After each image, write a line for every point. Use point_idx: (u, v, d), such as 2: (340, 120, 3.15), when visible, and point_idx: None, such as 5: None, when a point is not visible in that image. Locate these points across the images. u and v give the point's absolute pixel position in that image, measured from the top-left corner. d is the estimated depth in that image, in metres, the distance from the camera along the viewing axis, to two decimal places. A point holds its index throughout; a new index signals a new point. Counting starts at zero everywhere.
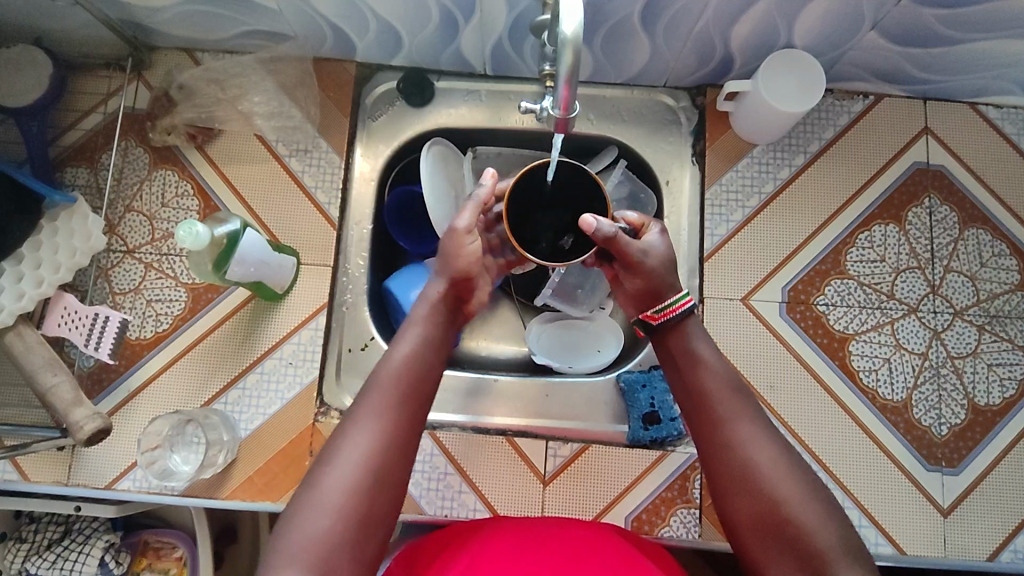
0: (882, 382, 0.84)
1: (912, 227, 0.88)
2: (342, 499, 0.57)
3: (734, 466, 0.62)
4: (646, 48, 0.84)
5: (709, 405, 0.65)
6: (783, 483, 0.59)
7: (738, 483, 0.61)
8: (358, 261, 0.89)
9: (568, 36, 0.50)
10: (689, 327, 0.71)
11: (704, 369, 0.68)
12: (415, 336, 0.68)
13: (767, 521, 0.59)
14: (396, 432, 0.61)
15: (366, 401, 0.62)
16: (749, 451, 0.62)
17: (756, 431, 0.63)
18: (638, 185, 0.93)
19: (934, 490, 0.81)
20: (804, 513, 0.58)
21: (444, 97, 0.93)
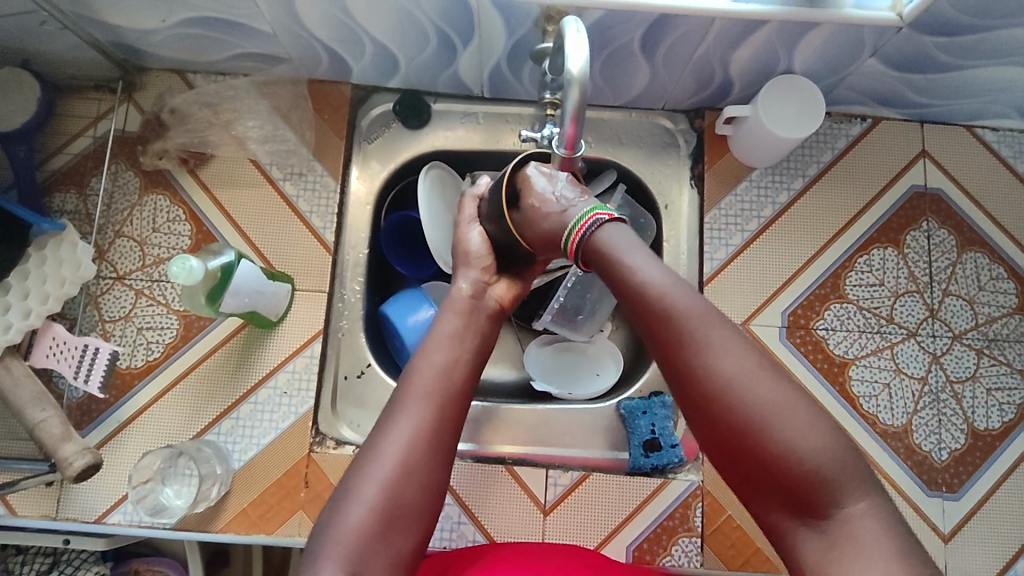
0: (882, 407, 0.84)
1: (910, 250, 0.88)
2: (377, 494, 0.54)
3: (704, 386, 0.52)
4: (645, 73, 0.83)
5: (662, 317, 0.54)
6: (759, 400, 0.50)
7: (709, 408, 0.51)
8: (354, 287, 0.88)
9: (574, 75, 0.49)
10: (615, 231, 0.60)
11: (640, 280, 0.56)
12: (451, 326, 0.67)
13: (742, 447, 0.50)
14: (434, 422, 0.59)
15: (405, 389, 0.60)
16: (718, 368, 0.51)
17: (719, 341, 0.52)
18: (637, 210, 0.92)
19: (934, 516, 0.81)
20: (786, 435, 0.49)
21: (441, 120, 0.92)
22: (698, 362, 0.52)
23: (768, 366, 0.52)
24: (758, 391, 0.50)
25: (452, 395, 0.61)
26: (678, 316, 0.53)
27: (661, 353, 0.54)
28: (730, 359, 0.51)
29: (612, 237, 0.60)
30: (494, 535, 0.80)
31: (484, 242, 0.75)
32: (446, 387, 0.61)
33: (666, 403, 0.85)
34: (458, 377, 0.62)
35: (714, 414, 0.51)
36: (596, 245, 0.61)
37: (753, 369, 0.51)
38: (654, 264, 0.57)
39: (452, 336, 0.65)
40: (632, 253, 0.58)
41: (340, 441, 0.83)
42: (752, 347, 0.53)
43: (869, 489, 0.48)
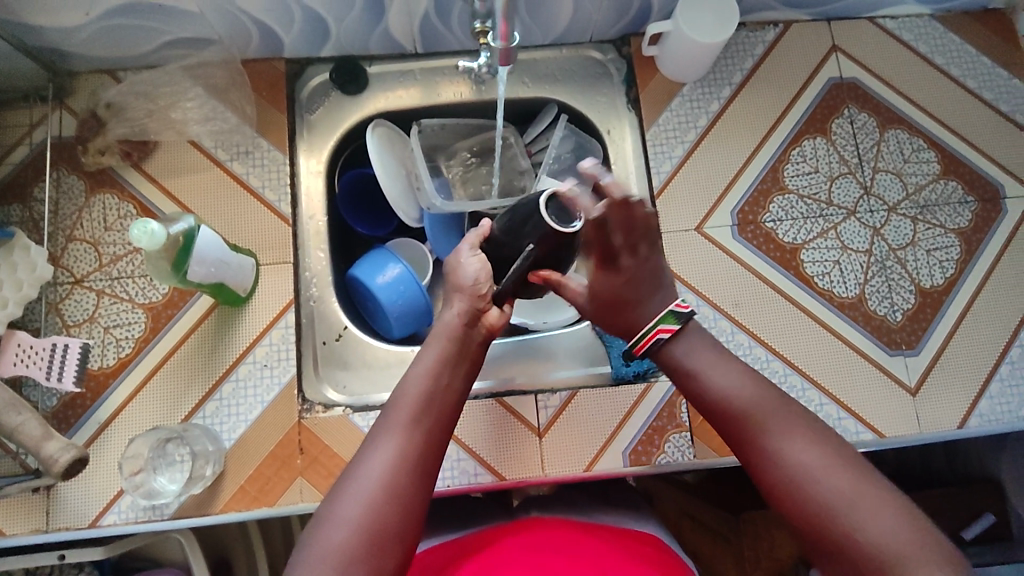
0: (836, 282, 0.89)
1: (837, 136, 0.93)
2: (359, 512, 0.55)
3: (781, 474, 0.56)
4: (566, 5, 0.87)
5: (731, 414, 0.59)
6: (827, 495, 0.53)
7: (781, 501, 0.55)
8: (317, 254, 0.89)
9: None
10: (678, 342, 0.64)
11: (701, 369, 0.62)
12: (441, 347, 0.66)
13: (813, 528, 0.54)
14: (423, 444, 0.60)
15: (391, 416, 0.61)
16: (786, 457, 0.56)
17: (776, 427, 0.57)
18: (582, 137, 0.95)
19: (899, 372, 0.87)
20: (859, 522, 0.52)
21: (380, 82, 0.94)
22: (761, 453, 0.57)
23: (841, 459, 0.55)
24: (828, 476, 0.54)
25: (440, 420, 0.62)
26: (745, 408, 0.59)
27: (741, 448, 0.59)
28: (798, 450, 0.55)
29: (683, 345, 0.64)
30: (496, 467, 0.82)
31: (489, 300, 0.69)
32: (432, 409, 0.62)
33: None
34: (446, 400, 0.63)
35: (795, 505, 0.55)
36: (668, 349, 0.64)
37: (818, 459, 0.55)
38: (725, 369, 0.61)
39: (446, 355, 0.66)
40: (709, 368, 0.62)
41: (328, 404, 0.83)
42: (819, 436, 0.56)
43: (947, 572, 0.49)
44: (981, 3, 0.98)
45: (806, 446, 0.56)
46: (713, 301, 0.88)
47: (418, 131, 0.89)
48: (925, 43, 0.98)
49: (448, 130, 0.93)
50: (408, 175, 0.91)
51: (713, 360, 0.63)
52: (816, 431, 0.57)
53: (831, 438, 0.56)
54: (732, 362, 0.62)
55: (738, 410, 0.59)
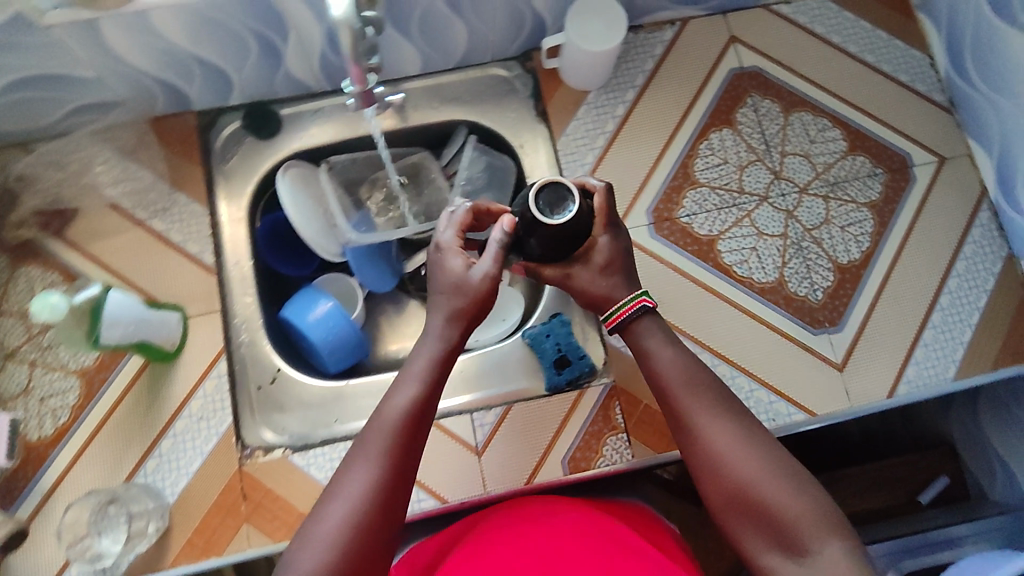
0: (755, 268, 0.91)
1: (743, 126, 0.95)
2: (338, 534, 0.56)
3: (712, 454, 0.64)
4: (460, 29, 0.89)
5: (673, 399, 0.69)
6: (751, 474, 0.62)
7: (706, 478, 0.64)
8: (245, 299, 0.89)
9: (340, 18, 0.59)
10: (639, 326, 0.73)
11: (652, 356, 0.71)
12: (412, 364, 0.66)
13: (740, 504, 0.62)
14: (398, 461, 0.60)
15: (366, 433, 0.61)
16: (715, 442, 0.65)
17: (707, 409, 0.66)
18: (492, 154, 0.95)
19: (824, 350, 0.89)
20: (774, 494, 0.61)
21: (293, 123, 0.95)
22: (693, 437, 0.66)
23: (761, 444, 0.64)
24: (749, 458, 0.63)
25: (416, 435, 0.62)
26: (686, 391, 0.68)
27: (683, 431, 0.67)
28: (725, 433, 0.65)
29: (642, 329, 0.73)
30: (438, 491, 0.83)
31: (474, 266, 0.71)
32: (407, 425, 0.62)
33: (566, 322, 0.89)
34: (421, 415, 0.63)
35: (726, 482, 0.63)
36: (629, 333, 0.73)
37: (740, 443, 0.64)
38: (669, 355, 0.71)
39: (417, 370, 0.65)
40: (663, 356, 0.71)
41: (267, 447, 0.84)
42: (740, 422, 0.66)
43: (841, 536, 0.59)
44: None
45: (729, 428, 0.65)
46: None
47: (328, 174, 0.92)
48: (822, 23, 1.00)
49: (360, 168, 0.96)
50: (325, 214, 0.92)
51: (662, 348, 0.72)
52: (738, 416, 0.66)
53: (753, 424, 0.66)
54: (682, 348, 0.72)
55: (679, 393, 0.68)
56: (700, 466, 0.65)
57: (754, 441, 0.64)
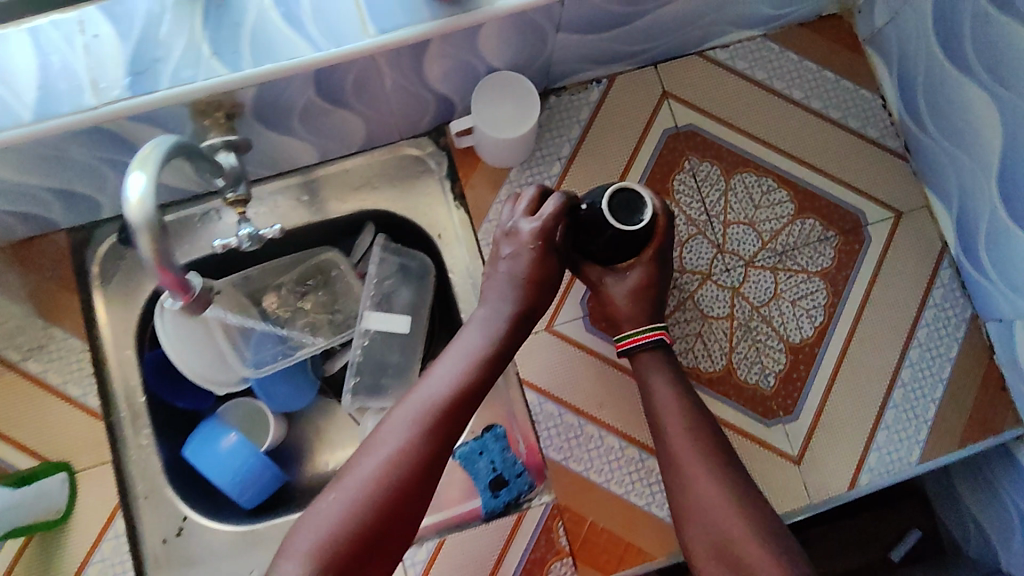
0: (701, 357, 0.83)
1: (681, 195, 0.87)
2: (358, 491, 0.61)
3: (699, 502, 0.68)
4: (354, 122, 0.76)
5: (666, 443, 0.73)
6: (737, 531, 0.66)
7: (693, 526, 0.68)
8: (141, 441, 0.80)
9: (136, 217, 0.47)
10: (644, 358, 0.77)
11: (653, 393, 0.75)
12: (457, 358, 0.69)
13: (723, 554, 0.65)
14: (425, 444, 0.64)
15: (397, 412, 0.66)
16: (705, 489, 0.69)
17: (698, 460, 0.70)
18: (401, 254, 0.86)
19: (780, 443, 0.82)
20: (757, 552, 0.64)
21: (181, 230, 0.83)
22: (686, 482, 0.70)
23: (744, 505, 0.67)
24: (732, 520, 0.66)
25: (446, 425, 0.65)
26: (683, 432, 0.72)
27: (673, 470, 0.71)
28: (711, 485, 0.69)
29: (648, 356, 0.77)
30: None
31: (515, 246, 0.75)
32: (439, 413, 0.65)
33: (499, 436, 0.82)
34: (456, 408, 0.67)
35: (714, 534, 0.66)
36: (642, 357, 0.77)
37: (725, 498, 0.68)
38: (669, 391, 0.75)
39: (457, 361, 0.69)
40: (662, 391, 0.75)
41: None
42: (732, 473, 0.70)
43: None
44: (817, 12, 0.89)
45: (715, 483, 0.69)
46: (576, 407, 0.82)
47: (213, 302, 0.81)
48: (763, 68, 0.90)
49: (252, 286, 0.84)
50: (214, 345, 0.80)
51: (665, 382, 0.76)
52: (725, 470, 0.70)
53: (743, 477, 0.70)
54: (683, 390, 0.75)
55: (675, 431, 0.73)
56: (684, 512, 0.69)
57: (741, 502, 0.67)
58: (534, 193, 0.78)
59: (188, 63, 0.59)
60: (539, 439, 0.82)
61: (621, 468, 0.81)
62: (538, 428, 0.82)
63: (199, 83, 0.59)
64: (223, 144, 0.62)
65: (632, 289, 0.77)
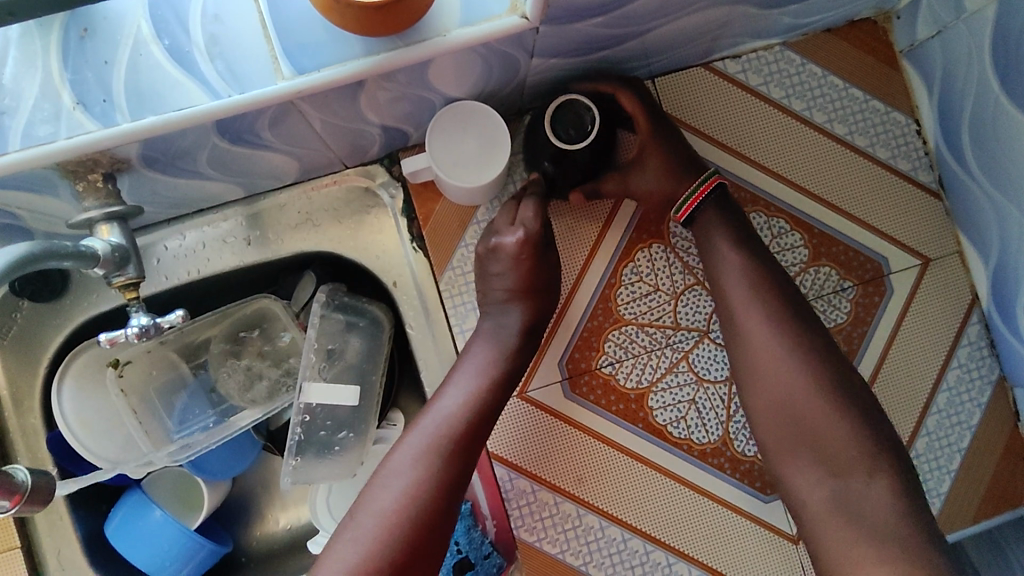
0: (694, 427, 0.74)
1: (679, 239, 0.75)
2: (376, 525, 0.58)
3: (760, 356, 0.63)
4: (282, 158, 0.65)
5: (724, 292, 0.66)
6: (801, 389, 0.60)
7: (755, 389, 0.63)
8: (55, 523, 0.70)
9: None
10: (710, 213, 0.69)
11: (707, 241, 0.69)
12: (470, 370, 0.66)
13: (784, 411, 0.61)
14: (440, 466, 0.61)
15: (408, 436, 0.63)
16: (767, 347, 0.63)
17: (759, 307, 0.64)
18: (351, 305, 0.74)
19: (778, 521, 0.74)
20: (825, 413, 0.59)
21: (87, 279, 0.71)
22: (746, 341, 0.64)
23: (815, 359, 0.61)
24: (797, 376, 0.61)
25: (461, 443, 0.63)
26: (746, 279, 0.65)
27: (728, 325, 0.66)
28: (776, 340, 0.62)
29: (705, 218, 0.69)
30: None
31: (502, 261, 0.68)
32: (452, 432, 0.63)
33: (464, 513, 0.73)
34: (470, 423, 0.64)
35: (778, 385, 0.61)
36: (699, 219, 0.69)
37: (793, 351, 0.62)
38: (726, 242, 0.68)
39: (470, 374, 0.66)
40: (733, 269, 0.66)
41: None
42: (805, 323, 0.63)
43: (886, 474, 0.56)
44: (846, 17, 0.75)
45: (801, 378, 0.61)
46: (552, 484, 0.73)
47: (120, 375, 0.69)
48: (779, 85, 0.76)
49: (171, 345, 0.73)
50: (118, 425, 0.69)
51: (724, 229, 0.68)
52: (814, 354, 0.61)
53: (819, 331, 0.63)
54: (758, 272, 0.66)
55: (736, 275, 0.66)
56: (765, 425, 0.62)
57: (804, 353, 0.61)
58: (508, 202, 0.71)
59: (44, 118, 0.48)
60: (509, 518, 0.72)
61: (601, 550, 0.72)
62: (508, 506, 0.72)
63: (59, 143, 0.48)
64: (104, 217, 0.54)
65: (660, 172, 0.71)
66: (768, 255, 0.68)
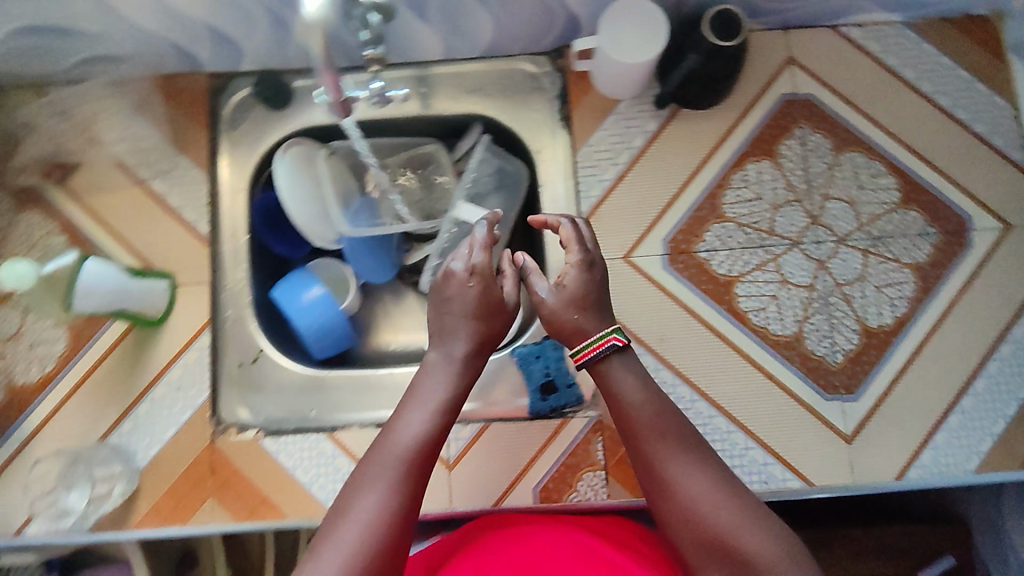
0: (773, 319, 0.84)
1: (785, 159, 0.87)
2: (347, 558, 0.55)
3: (678, 498, 0.61)
4: (486, 20, 0.82)
5: (637, 433, 0.66)
6: (723, 516, 0.59)
7: (676, 522, 0.61)
8: (236, 275, 0.87)
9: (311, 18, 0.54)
10: (615, 360, 0.69)
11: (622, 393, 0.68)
12: (437, 381, 0.67)
13: (711, 544, 0.59)
14: (401, 488, 0.59)
15: (369, 469, 0.60)
16: (686, 483, 0.61)
17: (674, 452, 0.63)
18: (503, 158, 0.89)
19: (834, 418, 0.82)
20: (743, 534, 0.58)
21: (304, 97, 0.91)
22: (665, 478, 0.62)
23: (723, 483, 0.61)
24: (711, 501, 0.60)
25: (422, 467, 0.62)
26: (653, 430, 0.65)
27: (643, 464, 0.64)
28: (690, 473, 0.62)
29: (615, 367, 0.69)
30: None
31: (458, 284, 0.71)
32: (418, 454, 0.62)
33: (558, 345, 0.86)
34: (434, 443, 0.63)
35: (689, 519, 0.60)
36: (606, 368, 0.69)
37: (705, 481, 0.61)
38: (637, 379, 0.69)
39: (426, 402, 0.65)
40: (623, 399, 0.68)
41: (241, 425, 0.84)
42: (702, 458, 0.63)
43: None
44: (963, 8, 0.88)
45: None
46: (639, 338, 0.84)
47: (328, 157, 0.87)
48: (895, 55, 0.89)
49: (366, 156, 0.90)
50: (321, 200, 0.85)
51: (624, 378, 0.68)
52: (712, 465, 0.63)
53: (716, 463, 0.63)
54: (651, 388, 0.68)
55: (655, 423, 0.65)
56: (688, 549, 0.60)
57: (716, 478, 0.62)
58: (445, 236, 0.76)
59: None
60: None
61: None
62: None
63: None
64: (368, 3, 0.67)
65: (571, 296, 0.72)
66: (646, 402, 0.67)
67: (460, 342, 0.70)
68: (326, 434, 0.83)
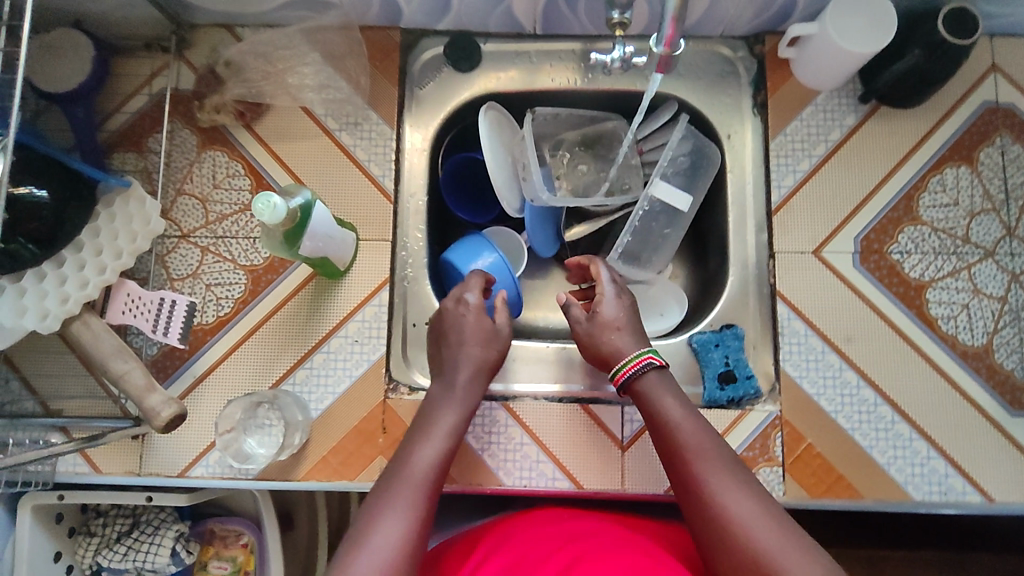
0: (962, 328, 0.83)
1: (983, 167, 0.85)
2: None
3: (713, 515, 0.62)
4: None
5: (679, 449, 0.68)
6: (763, 539, 0.59)
7: (712, 540, 0.62)
8: (415, 235, 0.88)
9: None
10: (648, 382, 0.73)
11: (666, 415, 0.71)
12: (456, 412, 0.74)
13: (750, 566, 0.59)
14: (419, 512, 0.65)
15: (393, 493, 0.66)
16: (728, 503, 0.62)
17: (720, 474, 0.64)
18: (701, 139, 0.89)
19: (1020, 436, 0.81)
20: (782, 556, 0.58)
21: (492, 61, 0.90)
22: (704, 494, 0.64)
23: (767, 506, 0.62)
24: (753, 521, 0.60)
25: (439, 492, 0.68)
26: (691, 450, 0.67)
27: (682, 483, 0.67)
28: (735, 495, 0.63)
29: (652, 383, 0.73)
30: (574, 476, 0.81)
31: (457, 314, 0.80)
32: (433, 483, 0.68)
33: (738, 335, 0.85)
34: None
35: (724, 541, 0.61)
36: (640, 386, 0.73)
37: (751, 504, 0.62)
38: (680, 405, 0.71)
39: (442, 433, 0.72)
40: (666, 420, 0.70)
41: (413, 387, 0.84)
42: (747, 481, 0.64)
43: None
44: None
45: None
46: (825, 335, 0.83)
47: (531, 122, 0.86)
48: None
49: (557, 130, 0.91)
50: (514, 165, 0.87)
51: (667, 399, 0.72)
52: (758, 488, 0.64)
53: (757, 486, 0.64)
54: (688, 414, 0.70)
55: (690, 447, 0.67)
56: (723, 567, 0.61)
57: (758, 500, 0.62)
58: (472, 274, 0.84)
59: None
60: (778, 350, 0.83)
61: (854, 405, 0.81)
62: (780, 339, 0.83)
63: None
64: None
65: (608, 322, 0.79)
66: (682, 427, 0.70)
67: (466, 369, 0.77)
68: (501, 404, 0.83)
